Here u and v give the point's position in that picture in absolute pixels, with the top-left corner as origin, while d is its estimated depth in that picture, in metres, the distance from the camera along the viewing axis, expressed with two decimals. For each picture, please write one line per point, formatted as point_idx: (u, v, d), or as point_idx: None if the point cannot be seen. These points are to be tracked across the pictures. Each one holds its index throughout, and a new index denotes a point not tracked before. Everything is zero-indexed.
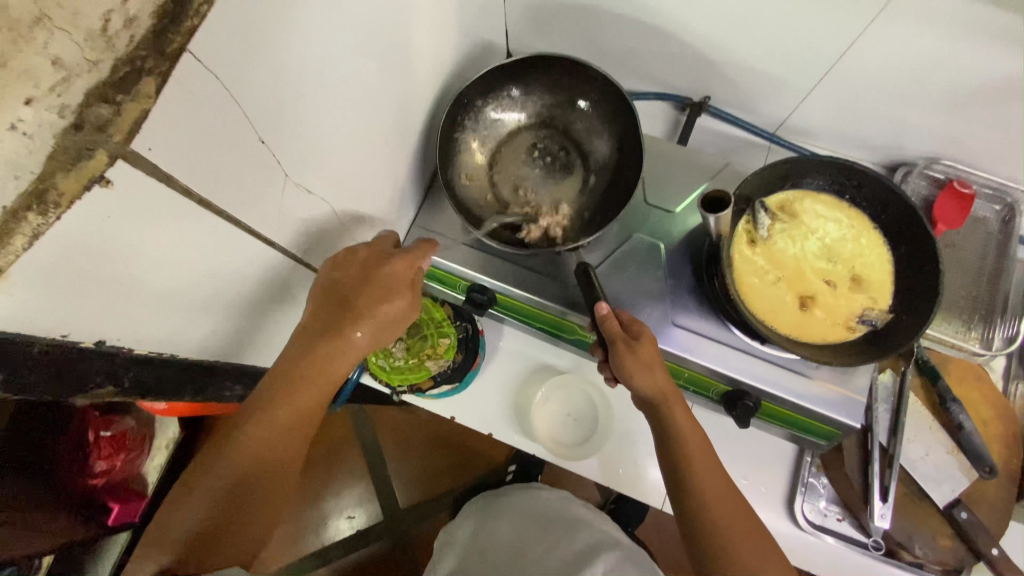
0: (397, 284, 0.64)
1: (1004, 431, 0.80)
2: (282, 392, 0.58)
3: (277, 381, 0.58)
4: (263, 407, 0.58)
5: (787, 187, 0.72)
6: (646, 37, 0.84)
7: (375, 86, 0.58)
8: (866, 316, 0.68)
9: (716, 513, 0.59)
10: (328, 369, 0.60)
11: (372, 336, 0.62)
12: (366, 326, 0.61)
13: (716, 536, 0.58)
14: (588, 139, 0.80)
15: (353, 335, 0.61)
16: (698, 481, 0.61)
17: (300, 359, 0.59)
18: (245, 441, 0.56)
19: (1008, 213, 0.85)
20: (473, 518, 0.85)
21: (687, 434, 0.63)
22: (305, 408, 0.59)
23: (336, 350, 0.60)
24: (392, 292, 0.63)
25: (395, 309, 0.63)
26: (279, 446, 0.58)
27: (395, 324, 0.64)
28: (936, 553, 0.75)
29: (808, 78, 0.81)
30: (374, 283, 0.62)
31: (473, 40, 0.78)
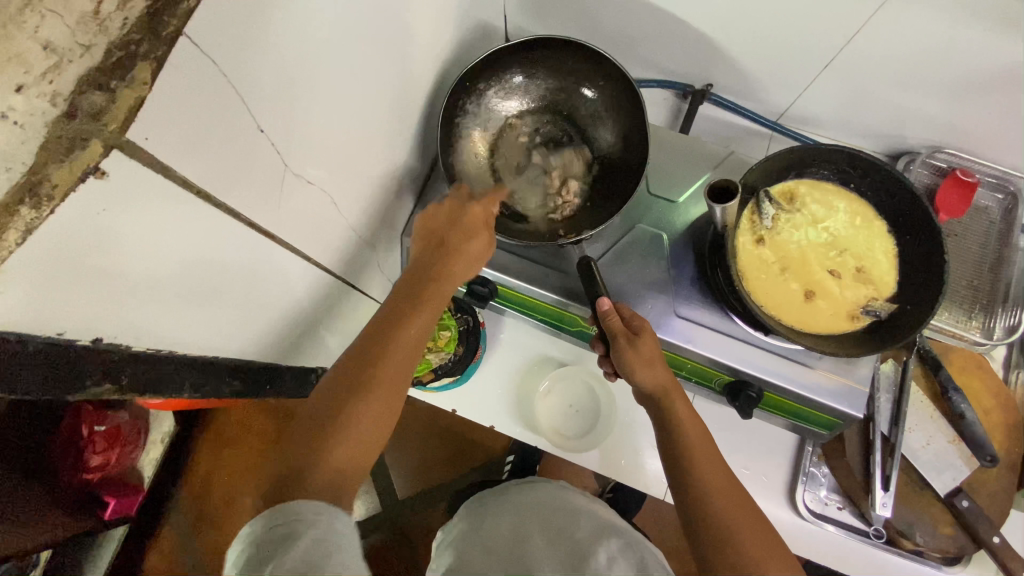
0: (479, 226, 0.67)
1: (1004, 420, 0.80)
2: (393, 317, 0.60)
3: (386, 311, 0.61)
4: (370, 340, 0.59)
5: (791, 176, 0.72)
6: (648, 22, 0.83)
7: (374, 70, 0.56)
8: (870, 307, 0.68)
9: (728, 519, 0.58)
10: (437, 295, 0.63)
11: (464, 272, 0.65)
12: (462, 260, 0.64)
13: (732, 545, 0.57)
14: (592, 126, 0.79)
15: (450, 271, 0.64)
16: (705, 486, 0.60)
17: (407, 292, 0.62)
18: (358, 363, 0.57)
19: (1010, 202, 0.85)
20: (468, 513, 0.81)
21: (693, 441, 0.62)
22: (415, 338, 0.60)
23: (444, 280, 0.63)
24: (473, 232, 0.65)
25: (478, 248, 0.65)
26: (388, 382, 0.57)
27: (481, 261, 0.66)
28: (936, 541, 0.76)
29: (813, 65, 0.80)
30: (460, 225, 0.66)
31: (471, 26, 0.76)
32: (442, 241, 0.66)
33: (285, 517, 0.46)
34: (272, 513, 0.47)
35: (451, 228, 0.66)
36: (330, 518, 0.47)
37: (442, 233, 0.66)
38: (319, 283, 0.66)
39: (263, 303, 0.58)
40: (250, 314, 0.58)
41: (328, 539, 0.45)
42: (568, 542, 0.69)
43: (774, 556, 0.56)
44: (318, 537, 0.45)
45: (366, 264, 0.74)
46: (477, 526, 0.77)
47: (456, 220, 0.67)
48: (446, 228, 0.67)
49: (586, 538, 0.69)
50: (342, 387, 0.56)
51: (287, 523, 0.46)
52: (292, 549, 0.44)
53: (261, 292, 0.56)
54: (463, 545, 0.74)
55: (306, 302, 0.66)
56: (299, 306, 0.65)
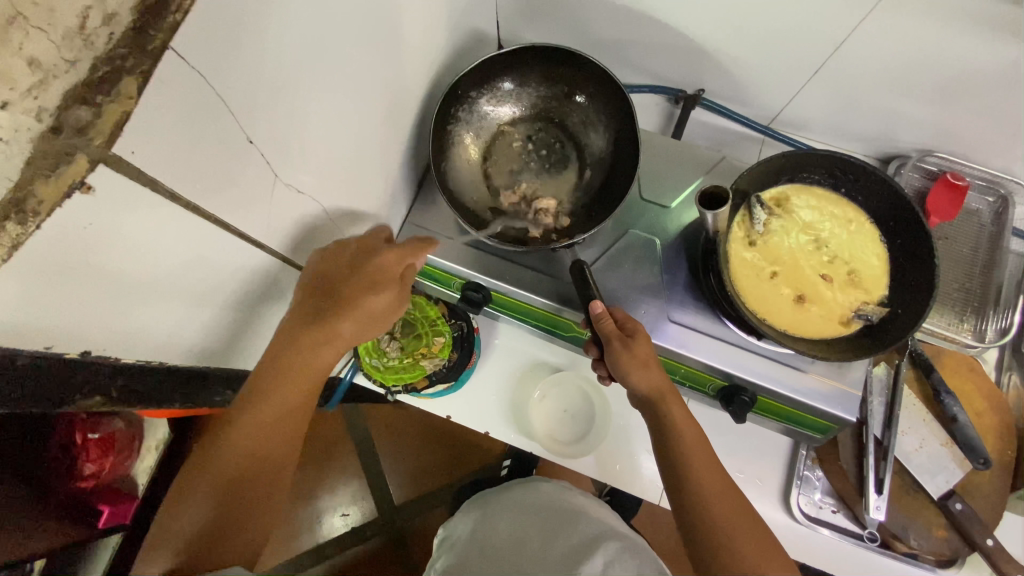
0: (387, 278, 0.63)
1: (997, 422, 0.81)
2: (269, 381, 0.58)
3: (263, 376, 0.59)
4: (248, 409, 0.58)
5: (782, 181, 0.72)
6: (640, 28, 0.83)
7: (365, 80, 0.56)
8: (862, 311, 0.68)
9: (722, 517, 0.58)
10: (319, 356, 0.60)
11: (359, 329, 0.62)
12: (357, 317, 0.61)
13: (725, 541, 0.57)
14: (583, 133, 0.79)
15: (343, 329, 0.60)
16: (701, 484, 0.60)
17: (281, 357, 0.59)
18: (245, 433, 0.58)
19: (1001, 205, 0.85)
20: (471, 511, 0.82)
21: (689, 439, 0.63)
22: (299, 400, 0.60)
23: (337, 341, 0.61)
24: (381, 288, 0.61)
25: (383, 303, 0.62)
26: (274, 443, 0.60)
27: (387, 315, 0.64)
28: (930, 544, 0.76)
29: (805, 70, 0.80)
30: (361, 278, 0.61)
31: (463, 34, 0.76)
32: (336, 295, 0.60)
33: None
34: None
35: (351, 281, 0.60)
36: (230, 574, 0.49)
37: (336, 283, 0.60)
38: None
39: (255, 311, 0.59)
40: (237, 318, 0.58)
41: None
42: (563, 543, 0.69)
43: (768, 555, 0.57)
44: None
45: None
46: (476, 525, 0.78)
47: (356, 270, 0.61)
48: (342, 279, 0.60)
49: (581, 539, 0.69)
50: (229, 457, 0.57)
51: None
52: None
53: (249, 297, 0.56)
54: (463, 546, 0.74)
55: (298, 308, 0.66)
56: (289, 310, 0.65)
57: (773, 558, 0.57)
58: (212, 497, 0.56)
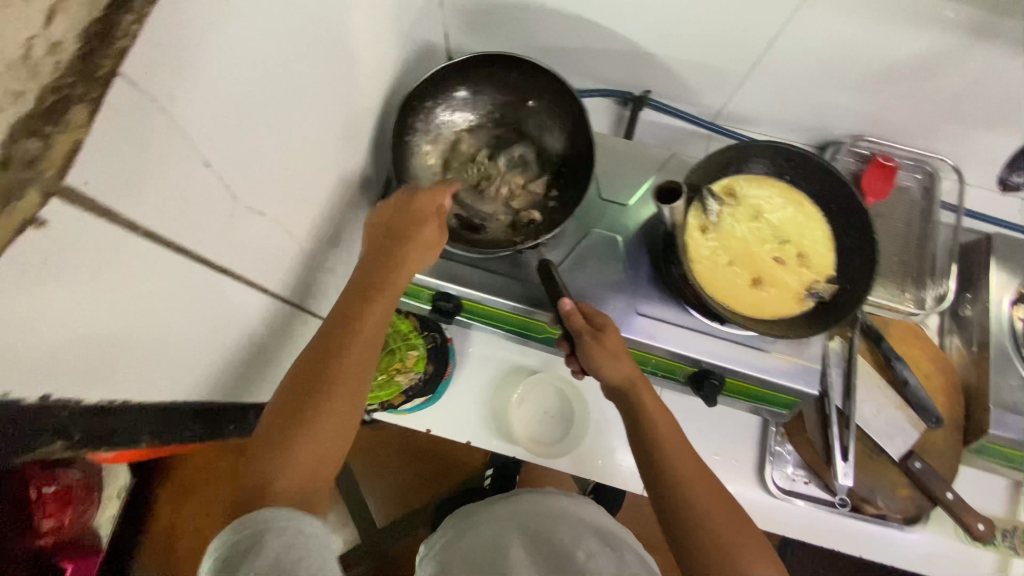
0: (429, 214, 0.66)
1: (945, 382, 0.85)
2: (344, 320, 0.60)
3: (337, 316, 0.60)
4: (330, 339, 0.59)
5: (731, 173, 0.76)
6: (584, 34, 0.86)
7: (319, 95, 0.56)
8: (814, 289, 0.71)
9: (721, 532, 0.54)
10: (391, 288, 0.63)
11: (417, 264, 0.64)
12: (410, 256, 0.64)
13: (727, 555, 0.53)
14: (539, 135, 0.80)
15: (403, 262, 0.64)
16: (698, 500, 0.55)
17: (352, 302, 0.61)
18: (319, 367, 0.58)
19: (929, 180, 0.92)
20: (451, 525, 0.80)
21: (677, 452, 0.58)
22: (369, 336, 0.61)
23: (396, 277, 0.63)
24: (424, 219, 0.65)
25: (428, 234, 0.65)
26: (353, 373, 0.59)
27: (433, 251, 0.66)
28: (897, 503, 0.80)
29: (741, 67, 0.85)
30: (406, 214, 0.65)
31: (412, 49, 0.78)
32: (393, 233, 0.64)
33: (254, 525, 0.48)
34: (243, 522, 0.48)
35: (401, 218, 0.64)
36: (299, 525, 0.49)
37: (395, 224, 0.65)
38: (280, 317, 0.64)
39: (225, 339, 0.57)
40: (212, 352, 0.56)
41: (300, 545, 0.48)
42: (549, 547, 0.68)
43: (753, 546, 0.54)
44: (286, 543, 0.47)
45: (324, 290, 0.74)
46: (459, 539, 0.75)
47: (404, 213, 0.65)
48: (396, 222, 0.65)
49: (569, 539, 0.69)
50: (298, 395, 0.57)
51: (259, 531, 0.47)
52: (267, 549, 0.46)
53: (217, 331, 0.54)
54: (446, 554, 0.73)
55: (269, 333, 0.65)
56: (263, 337, 0.64)
57: (753, 537, 0.54)
58: (287, 421, 0.56)
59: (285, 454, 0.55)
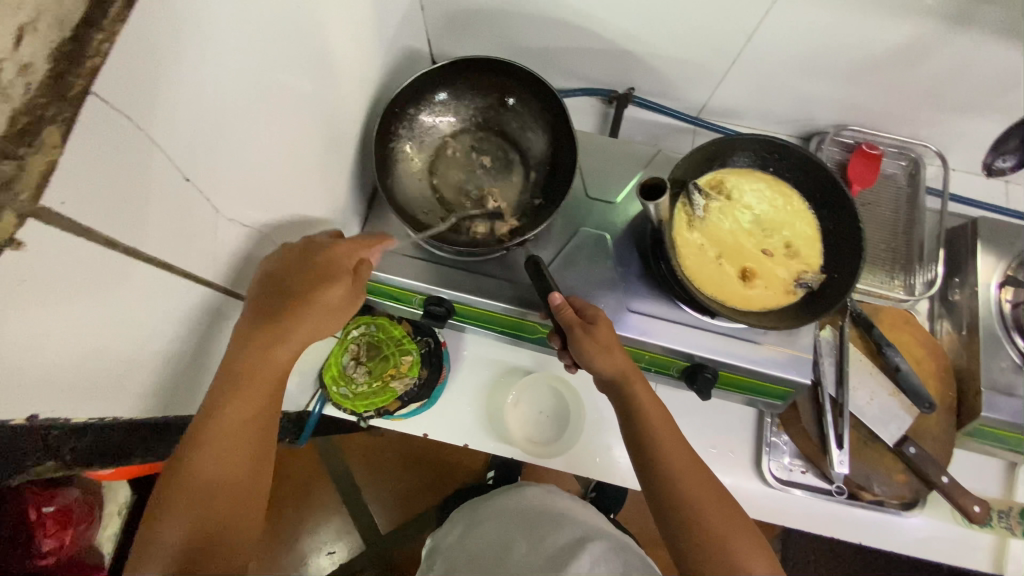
0: (339, 269, 0.61)
1: (937, 366, 0.84)
2: (237, 369, 0.55)
3: (229, 368, 0.55)
4: (222, 390, 0.55)
5: (716, 167, 0.76)
6: (566, 35, 0.86)
7: (300, 105, 0.56)
8: (802, 279, 0.72)
9: (710, 521, 0.54)
10: (294, 329, 0.58)
11: (321, 321, 0.60)
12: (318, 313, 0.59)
13: (721, 548, 0.53)
14: (523, 136, 0.80)
15: (304, 319, 0.58)
16: (685, 491, 0.56)
17: (244, 353, 0.56)
18: (214, 421, 0.55)
19: (913, 166, 0.93)
20: (461, 519, 0.81)
21: (669, 444, 0.58)
22: (269, 378, 0.57)
23: (300, 325, 0.58)
24: (332, 278, 0.60)
25: (336, 296, 0.60)
26: (250, 419, 0.57)
27: (343, 308, 0.62)
28: (892, 489, 0.80)
29: (722, 62, 0.85)
30: (310, 268, 0.59)
31: (394, 57, 0.78)
32: (289, 290, 0.57)
33: None
34: None
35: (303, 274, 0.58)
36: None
37: (291, 278, 0.58)
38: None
39: (212, 350, 0.57)
40: (201, 365, 0.56)
41: None
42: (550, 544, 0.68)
43: (743, 536, 0.54)
44: None
45: None
46: (468, 532, 0.77)
47: (311, 264, 0.59)
48: (301, 268, 0.58)
49: (570, 542, 0.68)
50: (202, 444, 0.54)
51: None
52: None
53: (203, 343, 0.55)
54: (452, 554, 0.74)
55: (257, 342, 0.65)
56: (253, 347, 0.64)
57: (743, 527, 0.54)
58: (188, 479, 0.55)
59: (189, 501, 0.55)
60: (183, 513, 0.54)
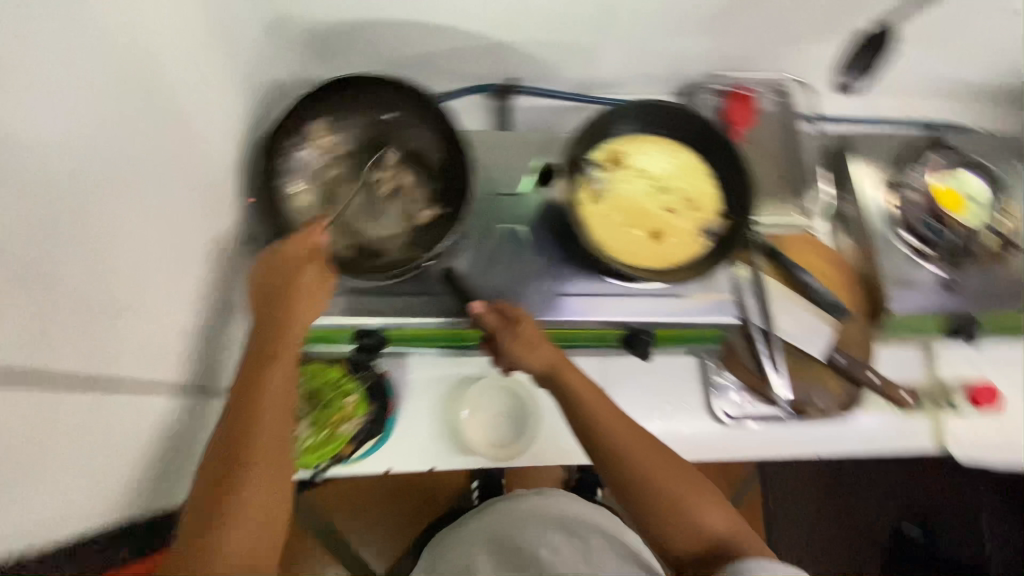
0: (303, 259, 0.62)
1: (843, 277, 0.90)
2: (254, 373, 0.56)
3: (242, 377, 0.56)
4: (239, 401, 0.54)
5: (604, 139, 0.78)
6: (431, 39, 0.86)
7: (144, 162, 0.52)
8: (707, 227, 0.75)
9: (672, 491, 0.53)
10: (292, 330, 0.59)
11: (311, 310, 0.61)
12: (301, 299, 0.60)
13: (688, 518, 0.52)
14: (411, 146, 0.78)
15: (295, 313, 0.59)
16: (640, 463, 0.55)
17: (255, 355, 0.57)
18: (233, 430, 0.52)
19: (782, 97, 0.98)
20: (428, 556, 0.79)
21: (607, 420, 0.57)
22: (283, 387, 0.56)
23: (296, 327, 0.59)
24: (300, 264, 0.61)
25: (311, 278, 0.61)
26: (274, 429, 0.54)
27: (323, 294, 0.62)
28: (833, 401, 0.86)
29: (587, 37, 0.87)
30: (280, 266, 0.60)
31: (257, 93, 0.75)
32: (272, 292, 0.60)
33: None
34: None
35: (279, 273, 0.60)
36: None
37: (275, 282, 0.60)
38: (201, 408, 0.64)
39: (117, 456, 0.51)
40: (116, 469, 0.51)
41: None
42: (511, 551, 0.67)
43: (710, 503, 0.53)
44: None
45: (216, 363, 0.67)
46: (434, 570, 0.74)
47: (277, 265, 0.61)
48: (272, 276, 0.60)
49: (529, 542, 0.67)
50: (214, 484, 0.50)
51: None
52: None
53: (104, 447, 0.49)
54: None
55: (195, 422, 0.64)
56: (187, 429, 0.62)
57: (704, 493, 0.54)
58: (208, 503, 0.49)
59: (209, 527, 0.48)
60: (196, 549, 0.47)
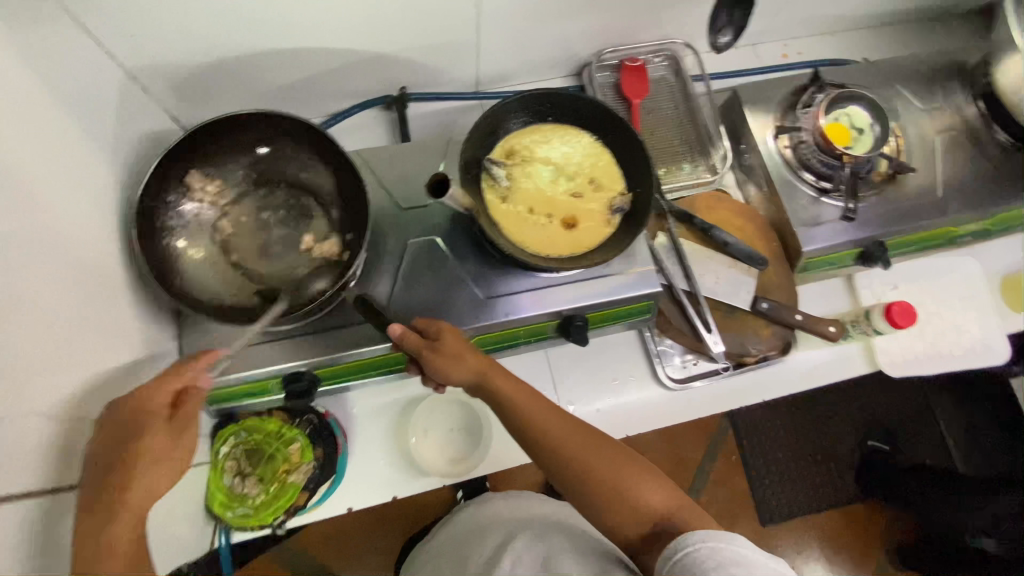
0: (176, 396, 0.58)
1: (755, 228, 0.92)
2: (101, 539, 0.49)
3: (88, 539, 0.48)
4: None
5: (500, 136, 0.77)
6: (309, 63, 0.83)
7: (19, 253, 0.48)
8: (616, 205, 0.75)
9: (612, 477, 0.54)
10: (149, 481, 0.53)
11: (176, 457, 0.56)
12: (166, 443, 0.55)
13: (631, 500, 0.53)
14: (308, 178, 0.75)
15: (158, 459, 0.54)
16: (578, 455, 0.55)
17: (104, 514, 0.50)
18: None
19: (672, 62, 1.01)
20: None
21: (543, 420, 0.57)
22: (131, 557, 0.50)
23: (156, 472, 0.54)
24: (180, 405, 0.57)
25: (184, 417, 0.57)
26: None
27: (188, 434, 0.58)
28: (766, 344, 0.86)
29: (468, 35, 0.86)
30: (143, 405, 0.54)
31: (130, 153, 0.70)
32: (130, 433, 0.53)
33: None
34: None
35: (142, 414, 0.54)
36: None
37: (128, 422, 0.53)
38: (60, 509, 0.51)
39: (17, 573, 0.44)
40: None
41: None
42: (471, 568, 0.67)
43: (649, 481, 0.54)
44: None
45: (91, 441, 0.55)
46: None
47: (132, 400, 0.54)
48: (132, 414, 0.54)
49: (490, 556, 0.66)
50: None
51: None
52: None
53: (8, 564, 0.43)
54: None
55: (60, 528, 0.50)
56: (53, 539, 0.49)
57: (643, 471, 0.55)
58: None
59: None
60: None
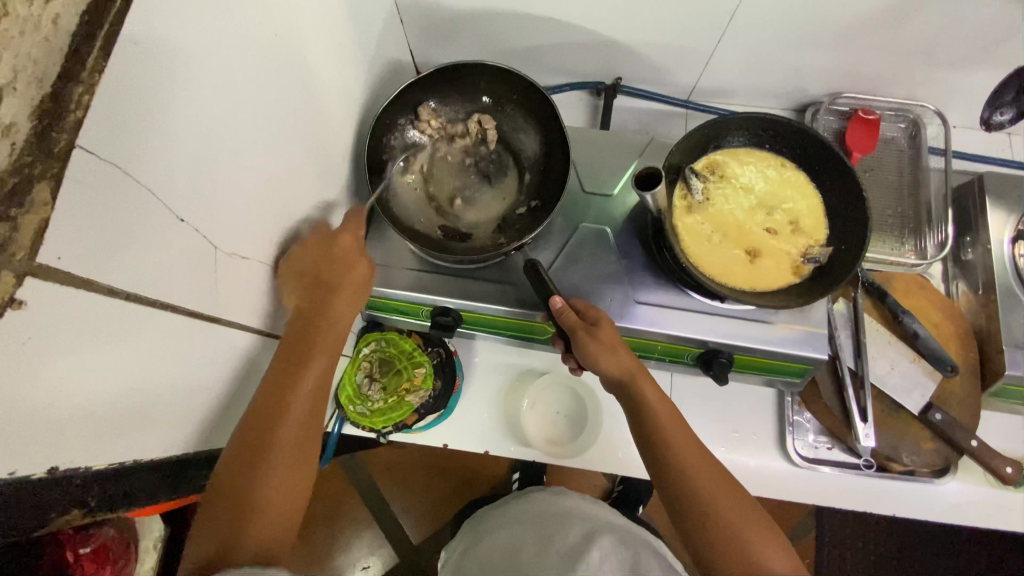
0: (355, 253, 0.64)
1: (957, 330, 0.82)
2: (294, 354, 0.58)
3: (286, 352, 0.58)
4: (273, 382, 0.57)
5: (711, 149, 0.75)
6: (547, 32, 0.86)
7: (286, 130, 0.56)
8: (809, 255, 0.71)
9: (734, 522, 0.53)
10: (336, 315, 0.61)
11: (352, 304, 0.63)
12: (346, 293, 0.62)
13: (747, 552, 0.51)
14: (515, 138, 0.80)
15: (337, 305, 0.61)
16: (704, 486, 0.54)
17: (296, 338, 0.59)
18: (266, 414, 0.55)
19: (913, 128, 0.91)
20: (466, 533, 0.82)
21: (679, 442, 0.57)
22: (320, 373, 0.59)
23: (339, 308, 0.61)
24: (354, 259, 0.63)
25: (360, 273, 0.63)
26: (306, 413, 0.57)
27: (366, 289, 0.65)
28: (922, 457, 0.79)
29: (706, 43, 0.84)
30: (333, 257, 0.62)
31: (377, 71, 0.78)
32: (319, 279, 0.60)
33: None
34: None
35: (328, 261, 0.61)
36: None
37: (321, 270, 0.61)
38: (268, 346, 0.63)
39: (207, 395, 0.54)
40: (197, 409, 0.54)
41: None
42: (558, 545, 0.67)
43: (772, 539, 0.52)
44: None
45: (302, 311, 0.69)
46: (477, 546, 0.76)
47: (329, 251, 0.62)
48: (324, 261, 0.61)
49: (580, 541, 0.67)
50: (247, 453, 0.54)
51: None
52: None
53: (201, 384, 0.53)
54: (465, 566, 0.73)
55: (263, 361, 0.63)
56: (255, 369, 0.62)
57: (765, 528, 0.53)
58: (242, 478, 0.53)
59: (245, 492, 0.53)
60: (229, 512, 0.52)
